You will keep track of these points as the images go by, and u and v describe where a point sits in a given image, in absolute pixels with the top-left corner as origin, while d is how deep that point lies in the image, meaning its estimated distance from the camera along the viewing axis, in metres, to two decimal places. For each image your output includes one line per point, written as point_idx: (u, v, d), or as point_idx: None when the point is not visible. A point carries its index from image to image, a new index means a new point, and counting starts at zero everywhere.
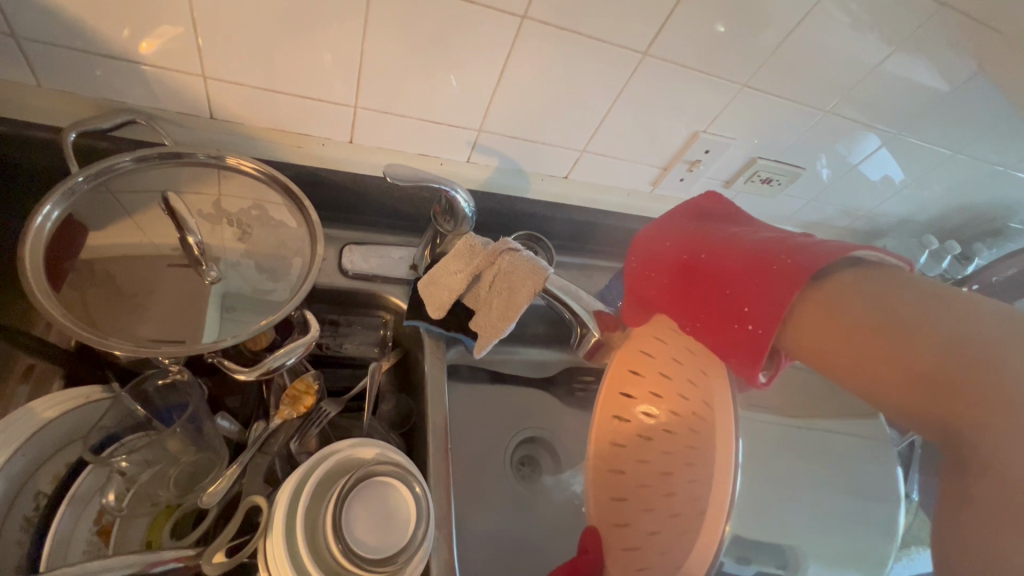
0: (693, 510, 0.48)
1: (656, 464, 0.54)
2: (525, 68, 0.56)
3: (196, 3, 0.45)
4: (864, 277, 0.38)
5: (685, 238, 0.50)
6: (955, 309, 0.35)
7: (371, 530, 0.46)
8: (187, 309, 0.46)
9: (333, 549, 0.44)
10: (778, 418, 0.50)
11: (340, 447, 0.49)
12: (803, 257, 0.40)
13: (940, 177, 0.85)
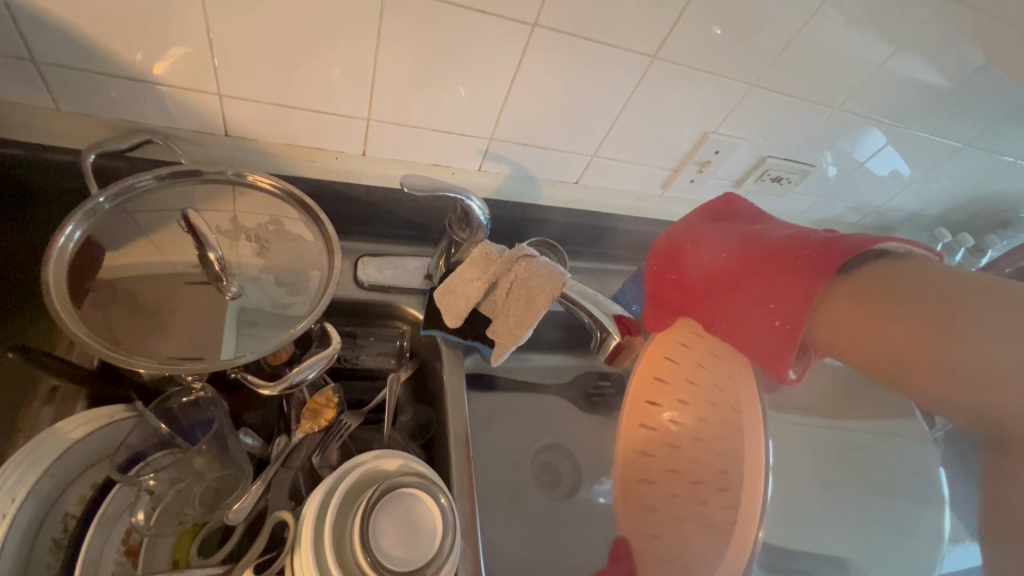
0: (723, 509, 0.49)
1: (686, 472, 0.54)
2: (535, 75, 0.56)
3: (211, 22, 0.46)
4: (894, 277, 0.39)
5: (707, 238, 0.51)
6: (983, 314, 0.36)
7: (399, 543, 0.46)
8: (207, 325, 0.47)
9: (361, 562, 0.44)
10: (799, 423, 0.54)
11: (364, 459, 0.49)
12: (830, 253, 0.41)
13: (950, 170, 0.85)
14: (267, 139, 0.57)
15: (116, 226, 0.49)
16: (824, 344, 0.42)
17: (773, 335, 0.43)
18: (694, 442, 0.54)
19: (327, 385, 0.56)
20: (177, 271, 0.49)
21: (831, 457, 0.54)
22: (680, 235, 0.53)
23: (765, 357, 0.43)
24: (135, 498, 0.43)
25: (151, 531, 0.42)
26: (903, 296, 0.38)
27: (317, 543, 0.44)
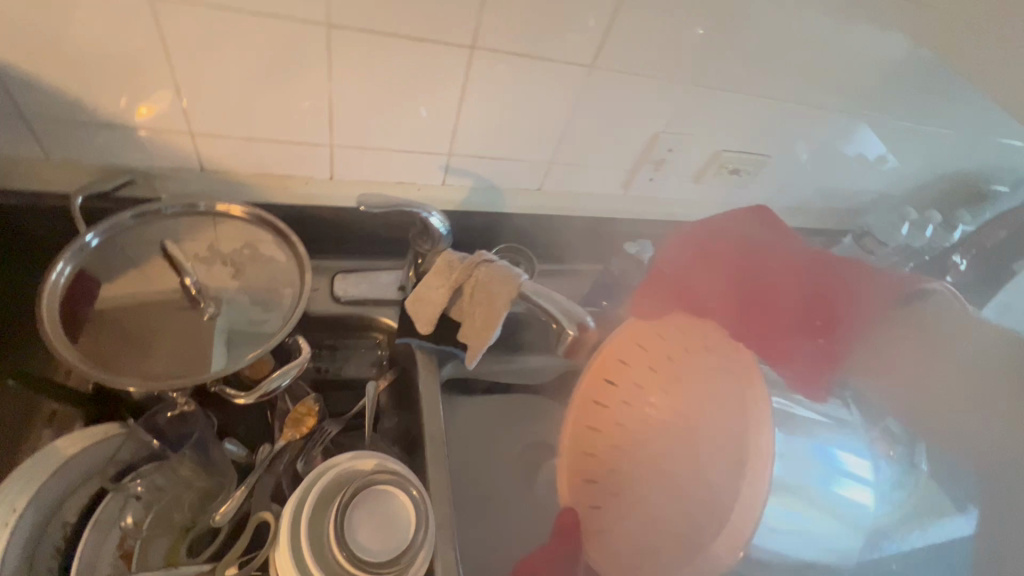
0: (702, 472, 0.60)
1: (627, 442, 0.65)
2: (481, 92, 0.60)
3: (177, 69, 0.51)
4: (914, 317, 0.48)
5: (756, 269, 0.61)
6: None
7: (376, 537, 0.49)
8: (189, 344, 0.52)
9: (339, 557, 0.47)
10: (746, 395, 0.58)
11: (339, 460, 0.52)
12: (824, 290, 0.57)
13: (909, 148, 0.87)
14: (240, 171, 0.61)
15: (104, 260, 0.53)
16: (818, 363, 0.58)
17: (796, 344, 0.57)
18: (645, 414, 0.65)
19: (309, 395, 0.61)
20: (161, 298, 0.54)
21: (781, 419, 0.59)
22: (690, 252, 0.63)
23: (805, 373, 0.56)
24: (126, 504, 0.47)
25: (144, 534, 0.46)
26: None
27: (295, 541, 0.47)
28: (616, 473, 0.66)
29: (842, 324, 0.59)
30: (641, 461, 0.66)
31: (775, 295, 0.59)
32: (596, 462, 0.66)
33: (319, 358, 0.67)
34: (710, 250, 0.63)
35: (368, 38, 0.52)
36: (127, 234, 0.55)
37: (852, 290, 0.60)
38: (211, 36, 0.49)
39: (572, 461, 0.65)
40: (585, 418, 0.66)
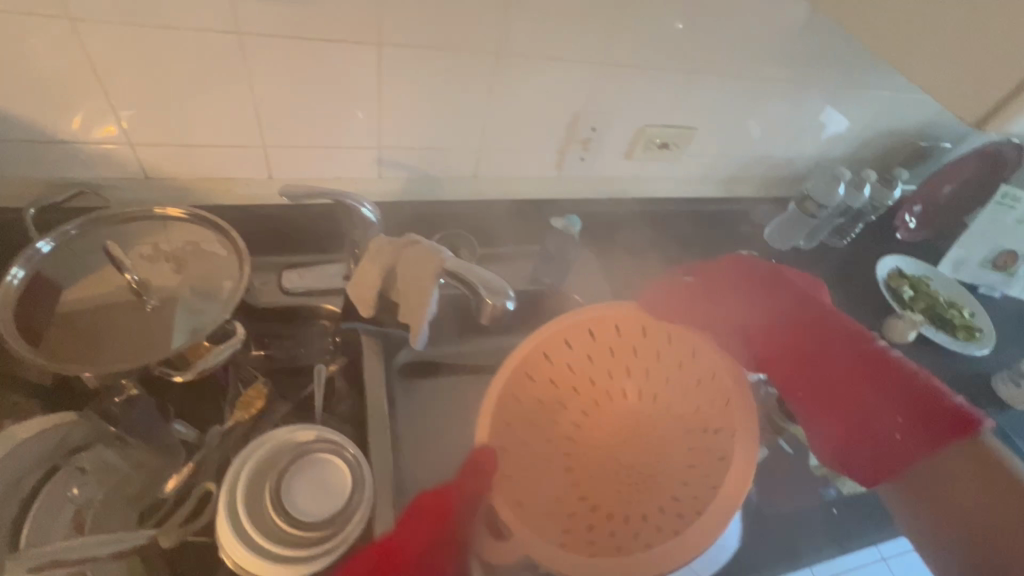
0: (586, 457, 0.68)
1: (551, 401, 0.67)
2: (397, 84, 0.64)
3: (107, 85, 0.55)
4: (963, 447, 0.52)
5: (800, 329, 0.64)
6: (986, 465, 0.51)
7: (316, 506, 0.53)
8: (136, 334, 0.59)
9: (280, 526, 0.51)
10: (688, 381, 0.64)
11: (273, 434, 0.56)
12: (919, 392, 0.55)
13: (838, 111, 0.89)
14: (181, 177, 0.66)
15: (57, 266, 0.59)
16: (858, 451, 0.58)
17: (818, 402, 0.61)
18: (573, 374, 0.67)
19: (261, 381, 0.65)
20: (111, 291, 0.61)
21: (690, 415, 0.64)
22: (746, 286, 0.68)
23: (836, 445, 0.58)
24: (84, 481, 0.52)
25: (100, 508, 0.52)
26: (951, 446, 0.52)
27: (235, 517, 0.51)
28: (535, 437, 0.67)
29: (903, 413, 0.55)
30: (556, 433, 0.68)
31: (833, 371, 0.61)
32: (523, 419, 0.65)
33: (269, 349, 0.70)
34: (770, 291, 0.68)
35: (280, 42, 0.57)
36: (73, 238, 0.60)
37: (909, 375, 0.56)
38: (131, 53, 0.53)
39: (505, 411, 0.64)
40: (533, 372, 0.66)
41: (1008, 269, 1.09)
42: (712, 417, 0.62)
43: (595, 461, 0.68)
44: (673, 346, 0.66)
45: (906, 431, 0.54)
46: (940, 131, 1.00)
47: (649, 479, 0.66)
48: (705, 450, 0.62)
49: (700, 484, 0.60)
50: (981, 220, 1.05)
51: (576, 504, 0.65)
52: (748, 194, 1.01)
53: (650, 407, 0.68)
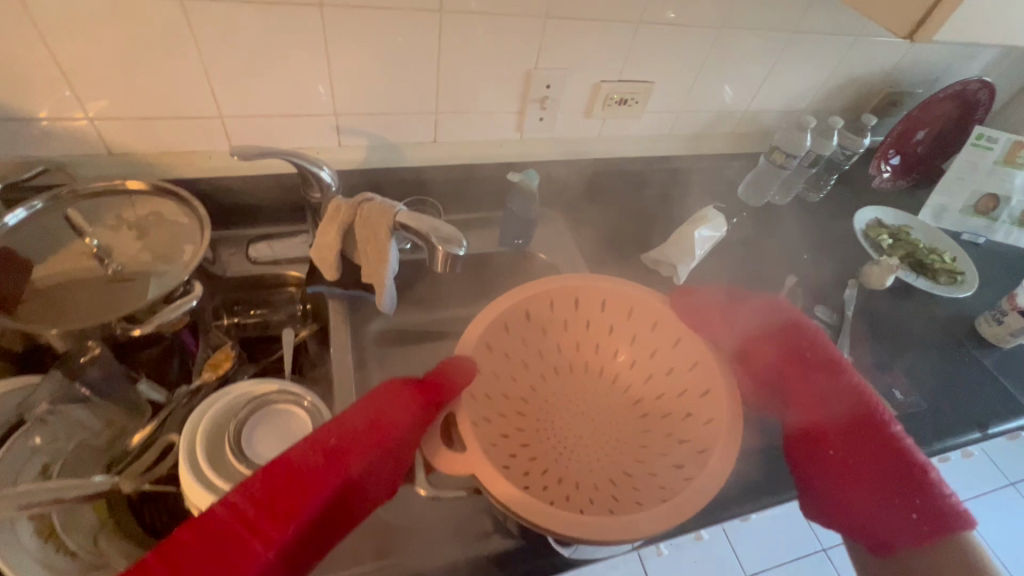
0: (531, 414, 0.68)
1: (525, 347, 0.69)
2: (345, 46, 0.66)
3: (60, 62, 0.58)
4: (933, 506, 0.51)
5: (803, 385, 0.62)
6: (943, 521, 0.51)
7: (277, 451, 0.54)
8: (96, 297, 0.60)
9: (241, 470, 0.52)
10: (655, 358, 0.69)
11: (230, 389, 0.58)
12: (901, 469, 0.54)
13: (798, 59, 0.89)
14: (145, 151, 0.68)
15: (26, 243, 0.60)
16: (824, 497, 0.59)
17: (815, 451, 0.59)
18: (548, 317, 0.69)
19: (229, 343, 0.68)
20: (72, 252, 0.62)
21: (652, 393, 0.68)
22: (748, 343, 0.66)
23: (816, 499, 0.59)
24: (46, 431, 0.52)
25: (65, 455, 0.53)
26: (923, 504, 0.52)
27: (195, 467, 0.52)
28: (509, 373, 0.68)
29: (894, 489, 0.53)
30: (526, 376, 0.69)
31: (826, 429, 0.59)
32: (507, 350, 0.67)
33: (238, 316, 0.73)
34: (812, 335, 0.63)
35: (224, 8, 0.59)
36: (37, 213, 0.61)
37: (914, 461, 0.53)
38: (80, 24, 0.56)
39: (491, 342, 0.65)
40: (532, 312, 0.68)
41: (990, 214, 1.07)
42: (683, 426, 0.65)
43: (544, 418, 0.68)
44: (675, 351, 0.68)
45: (890, 508, 0.53)
46: (907, 76, 1.00)
47: (597, 448, 0.66)
48: (659, 454, 0.64)
49: (645, 480, 0.62)
50: (957, 165, 1.04)
51: (516, 447, 0.64)
52: (716, 151, 1.01)
53: (617, 395, 0.70)
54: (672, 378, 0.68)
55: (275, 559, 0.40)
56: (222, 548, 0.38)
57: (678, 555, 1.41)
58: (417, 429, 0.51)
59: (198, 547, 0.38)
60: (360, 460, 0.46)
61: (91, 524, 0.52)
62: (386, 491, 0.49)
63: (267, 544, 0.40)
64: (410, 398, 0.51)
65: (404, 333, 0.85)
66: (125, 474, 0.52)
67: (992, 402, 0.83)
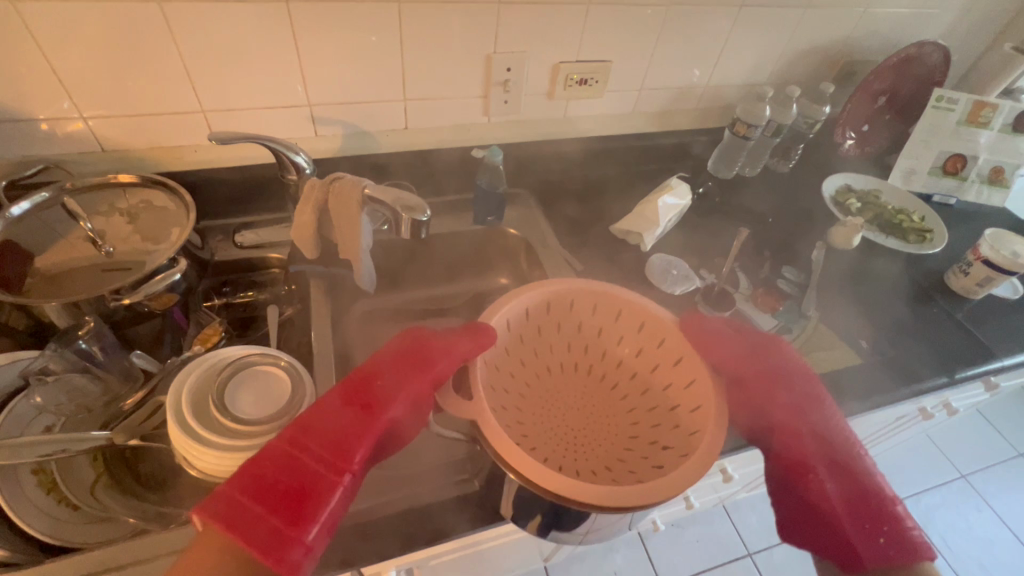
0: (527, 417, 0.65)
1: (536, 344, 0.67)
2: (314, 40, 0.72)
3: (54, 65, 0.64)
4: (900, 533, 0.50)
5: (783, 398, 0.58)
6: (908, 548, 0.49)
7: (259, 406, 0.58)
8: (96, 276, 0.67)
9: (226, 423, 0.56)
10: (652, 364, 0.65)
11: (210, 355, 0.62)
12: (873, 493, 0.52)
13: (750, 33, 0.93)
14: (134, 147, 0.74)
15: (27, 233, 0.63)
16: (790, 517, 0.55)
17: (794, 478, 0.54)
18: (566, 315, 0.67)
19: (218, 321, 0.73)
20: (69, 237, 0.67)
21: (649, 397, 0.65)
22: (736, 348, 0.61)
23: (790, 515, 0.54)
24: (46, 393, 0.57)
25: (62, 414, 0.59)
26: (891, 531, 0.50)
27: (182, 422, 0.55)
28: (518, 358, 0.66)
29: (865, 517, 0.51)
30: (533, 362, 0.68)
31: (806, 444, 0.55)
32: (520, 336, 0.66)
33: (227, 297, 0.77)
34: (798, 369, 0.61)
35: (199, 8, 0.65)
36: (39, 206, 0.63)
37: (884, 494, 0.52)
38: (66, 28, 0.62)
39: (508, 337, 0.64)
40: (552, 304, 0.66)
41: (959, 174, 1.08)
42: (668, 433, 0.61)
43: (539, 416, 0.66)
44: (675, 368, 0.63)
45: (862, 536, 0.50)
46: (862, 44, 1.03)
47: (584, 443, 0.64)
48: (640, 457, 0.61)
49: (623, 478, 0.60)
50: (920, 127, 1.06)
51: (512, 423, 0.63)
52: (682, 127, 1.05)
53: (613, 400, 0.67)
54: (665, 375, 0.64)
55: (349, 485, 0.47)
56: (301, 480, 0.45)
57: (680, 534, 1.42)
58: (446, 373, 0.55)
59: (280, 479, 0.45)
60: (395, 400, 0.52)
61: (89, 476, 0.56)
62: (424, 425, 0.55)
63: (340, 473, 0.46)
64: (427, 345, 0.57)
65: (386, 312, 0.89)
66: (119, 428, 0.57)
67: (960, 350, 0.84)
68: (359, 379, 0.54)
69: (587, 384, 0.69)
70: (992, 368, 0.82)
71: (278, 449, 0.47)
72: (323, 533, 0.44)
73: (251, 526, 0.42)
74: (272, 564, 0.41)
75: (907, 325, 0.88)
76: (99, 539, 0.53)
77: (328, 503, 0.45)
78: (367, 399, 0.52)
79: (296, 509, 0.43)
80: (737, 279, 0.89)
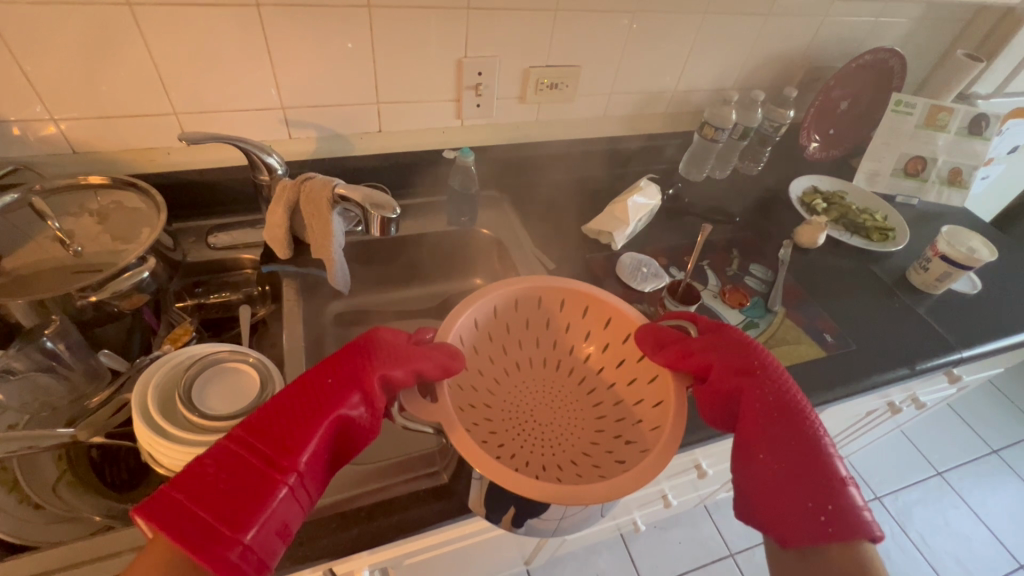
0: (496, 415, 0.65)
1: (504, 342, 0.68)
2: (286, 44, 0.73)
3: (25, 67, 0.64)
4: (850, 518, 0.47)
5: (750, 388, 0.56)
6: (852, 531, 0.46)
7: (227, 403, 0.58)
8: (64, 276, 0.65)
9: (192, 419, 0.55)
10: (619, 359, 0.66)
11: (177, 353, 0.61)
12: (826, 477, 0.50)
13: (714, 39, 0.96)
14: (106, 149, 0.75)
15: None
16: (746, 501, 0.54)
17: (752, 463, 0.54)
18: (534, 315, 0.69)
19: (189, 322, 0.73)
20: (39, 239, 0.67)
21: (615, 391, 0.67)
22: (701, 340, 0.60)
23: (749, 499, 0.54)
24: (9, 391, 0.57)
25: (27, 411, 0.59)
26: (839, 514, 0.47)
27: (148, 415, 0.56)
28: (489, 355, 0.67)
29: (811, 495, 0.49)
30: (502, 359, 0.69)
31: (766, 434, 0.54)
32: (490, 334, 0.67)
33: (199, 297, 0.79)
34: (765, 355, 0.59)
35: (169, 12, 0.66)
36: (13, 209, 0.65)
37: (837, 474, 0.50)
38: (39, 32, 0.63)
39: (476, 338, 0.65)
40: (521, 302, 0.67)
41: (919, 176, 1.12)
42: (632, 428, 0.62)
43: (509, 412, 0.66)
44: (640, 364, 0.64)
45: (805, 515, 0.48)
46: (824, 51, 1.07)
47: (551, 438, 0.64)
48: (606, 451, 0.62)
49: (588, 471, 0.61)
50: (881, 131, 1.10)
51: (480, 418, 0.64)
52: (652, 130, 1.08)
53: (581, 396, 0.68)
54: (632, 370, 0.65)
55: (293, 484, 0.44)
56: (243, 477, 0.43)
57: (663, 535, 1.42)
58: (405, 378, 0.52)
59: (219, 476, 0.42)
60: (350, 399, 0.49)
61: (51, 475, 0.56)
62: (378, 431, 0.51)
63: (284, 472, 0.44)
64: (394, 345, 0.54)
65: (362, 313, 0.90)
66: (83, 425, 0.56)
67: (922, 342, 0.87)
68: (314, 375, 0.51)
69: (553, 379, 0.70)
70: (951, 359, 0.85)
71: (222, 443, 0.44)
72: (265, 532, 0.42)
73: (188, 526, 0.40)
74: (205, 566, 0.38)
75: (873, 316, 0.90)
76: (62, 538, 0.52)
77: (268, 503, 0.42)
78: (320, 393, 0.49)
79: (237, 509, 0.41)
80: (706, 277, 0.92)
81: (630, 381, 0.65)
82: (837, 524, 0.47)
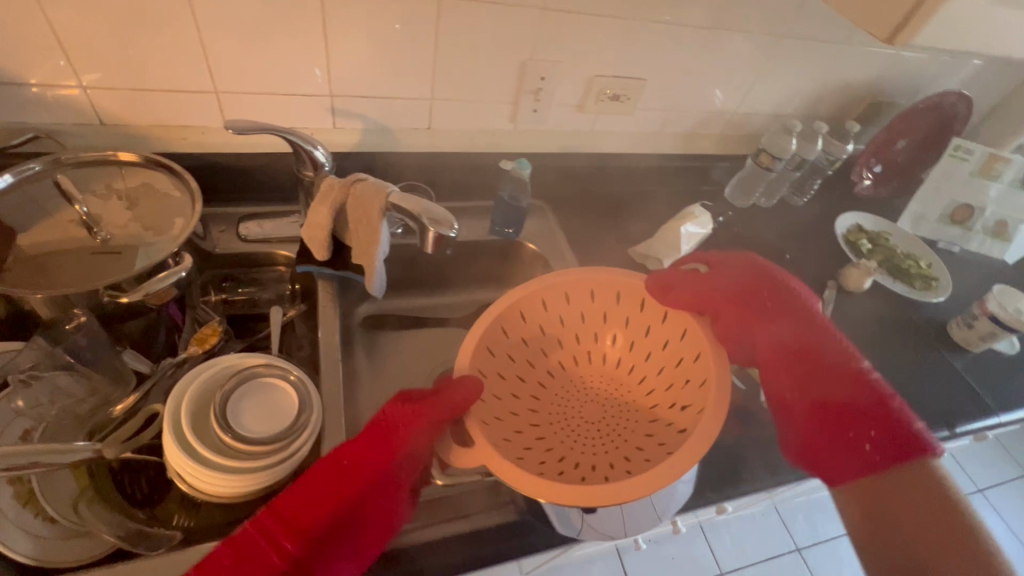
0: (546, 430, 0.63)
1: (522, 353, 0.66)
2: (344, 30, 0.67)
3: (56, 28, 0.58)
4: (903, 434, 0.55)
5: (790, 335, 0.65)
6: (907, 445, 0.54)
7: (263, 425, 0.54)
8: (89, 261, 0.60)
9: (226, 441, 0.52)
10: (652, 335, 0.65)
11: (209, 367, 0.56)
12: (874, 401, 0.58)
13: (784, 63, 0.91)
14: (136, 122, 0.69)
15: (13, 210, 0.59)
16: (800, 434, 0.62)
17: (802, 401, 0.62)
18: (548, 325, 0.67)
19: (216, 319, 0.68)
20: (60, 215, 0.61)
21: (661, 361, 0.64)
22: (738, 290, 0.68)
23: (802, 433, 0.62)
24: (28, 395, 0.52)
25: (44, 420, 0.53)
26: (892, 430, 0.56)
27: (179, 438, 0.51)
28: (516, 376, 0.65)
29: (862, 420, 0.58)
30: (530, 373, 0.66)
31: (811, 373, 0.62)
32: (510, 354, 0.64)
33: (226, 293, 0.74)
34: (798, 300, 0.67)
35: None
36: (37, 184, 0.60)
37: (881, 394, 0.58)
38: None
39: (491, 366, 0.62)
40: (526, 311, 0.65)
41: (965, 224, 1.10)
42: (683, 392, 0.60)
43: (558, 423, 0.64)
44: (668, 325, 0.64)
45: (861, 438, 0.57)
46: (889, 86, 1.03)
47: (607, 435, 0.62)
48: (665, 423, 0.60)
49: (653, 451, 0.58)
50: (935, 175, 1.07)
51: (530, 441, 0.61)
52: (705, 150, 1.03)
53: (624, 379, 0.66)
54: (671, 348, 0.64)
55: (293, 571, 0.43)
56: (244, 558, 0.42)
57: (657, 550, 1.43)
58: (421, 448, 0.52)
59: (223, 555, 0.42)
60: (363, 479, 0.48)
61: (71, 490, 0.51)
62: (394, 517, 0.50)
63: (284, 556, 0.43)
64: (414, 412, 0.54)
65: (392, 318, 0.85)
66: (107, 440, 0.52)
67: (961, 402, 0.85)
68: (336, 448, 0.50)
69: (593, 375, 0.68)
70: (989, 423, 0.84)
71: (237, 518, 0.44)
72: None
73: None
74: None
75: (913, 370, 0.88)
76: (81, 555, 0.49)
77: None
78: (336, 470, 0.48)
79: None
80: None
81: (670, 355, 0.63)
82: (890, 442, 0.55)
